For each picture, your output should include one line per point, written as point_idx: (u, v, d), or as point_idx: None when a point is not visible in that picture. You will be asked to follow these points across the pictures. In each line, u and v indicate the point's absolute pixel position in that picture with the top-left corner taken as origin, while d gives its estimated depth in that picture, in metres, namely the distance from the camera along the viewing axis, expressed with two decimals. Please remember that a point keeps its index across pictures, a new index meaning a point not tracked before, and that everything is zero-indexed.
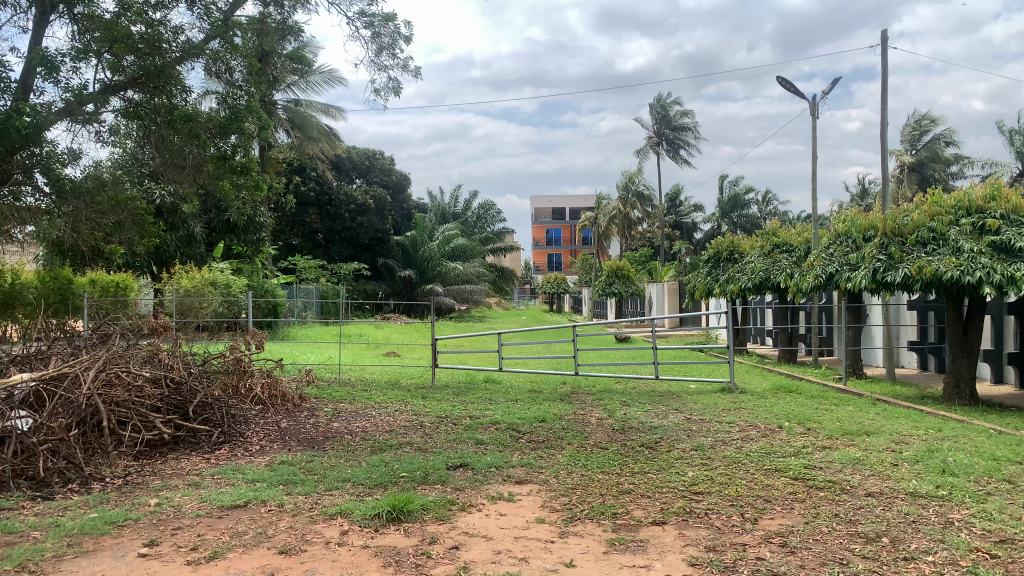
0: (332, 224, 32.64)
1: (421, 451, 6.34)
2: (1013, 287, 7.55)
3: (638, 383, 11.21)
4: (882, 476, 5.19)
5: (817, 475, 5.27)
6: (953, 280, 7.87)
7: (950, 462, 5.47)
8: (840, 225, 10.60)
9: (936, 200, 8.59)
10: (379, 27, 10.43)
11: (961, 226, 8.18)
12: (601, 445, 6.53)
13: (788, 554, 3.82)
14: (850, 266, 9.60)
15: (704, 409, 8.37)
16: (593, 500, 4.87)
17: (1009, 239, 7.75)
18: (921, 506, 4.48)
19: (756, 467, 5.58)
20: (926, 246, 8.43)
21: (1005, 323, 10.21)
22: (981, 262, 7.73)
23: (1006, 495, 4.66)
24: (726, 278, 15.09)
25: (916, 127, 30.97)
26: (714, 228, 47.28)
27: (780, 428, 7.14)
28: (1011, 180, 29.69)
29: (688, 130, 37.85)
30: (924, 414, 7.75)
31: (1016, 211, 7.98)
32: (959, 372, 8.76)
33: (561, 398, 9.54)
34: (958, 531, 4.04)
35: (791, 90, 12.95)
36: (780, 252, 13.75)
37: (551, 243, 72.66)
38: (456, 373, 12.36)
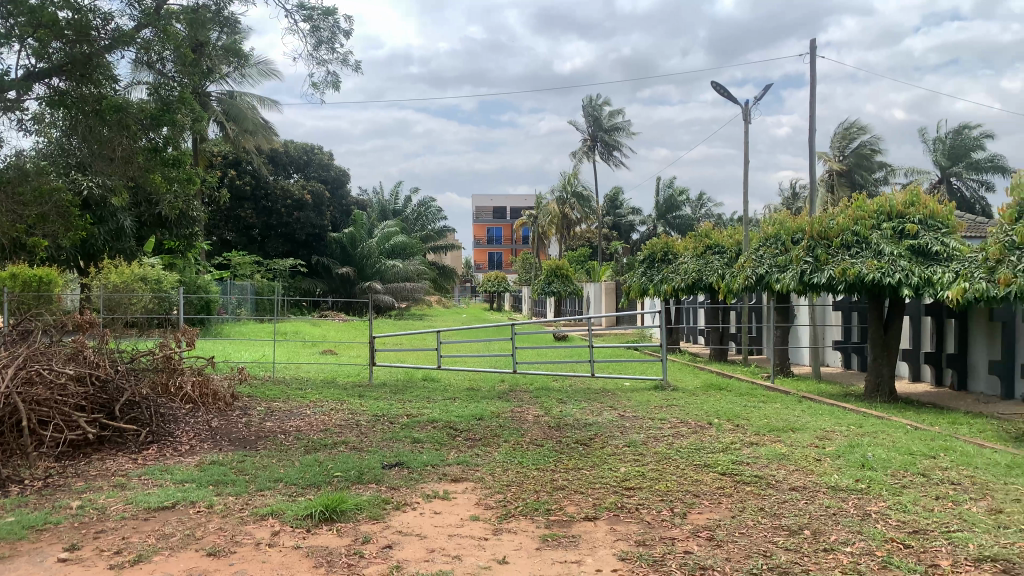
0: (268, 219, 32.06)
1: (356, 450, 6.31)
2: (929, 289, 7.91)
3: (574, 381, 11.36)
4: (805, 471, 5.37)
5: (745, 470, 5.42)
6: (875, 281, 8.18)
7: (870, 457, 5.69)
8: (769, 227, 10.92)
9: (859, 204, 8.91)
10: (319, 21, 10.28)
11: (882, 230, 8.51)
12: (537, 442, 6.59)
13: (714, 547, 3.93)
14: (779, 267, 9.87)
15: (638, 406, 8.52)
16: (528, 496, 4.92)
17: (925, 243, 8.11)
18: (842, 499, 4.66)
19: (686, 462, 5.72)
20: (849, 249, 8.73)
21: (923, 324, 10.62)
22: (900, 265, 8.07)
23: (920, 487, 4.88)
24: (660, 278, 15.38)
25: (844, 135, 32.03)
26: (651, 230, 48.00)
27: (709, 424, 7.33)
28: (930, 188, 30.99)
29: (622, 130, 38.26)
30: (846, 411, 8.05)
31: (932, 217, 8.37)
32: (879, 371, 9.09)
33: (499, 396, 9.59)
34: (874, 522, 4.21)
35: (725, 96, 13.24)
36: (713, 253, 14.04)
37: (492, 242, 72.78)
38: (393, 371, 12.31)
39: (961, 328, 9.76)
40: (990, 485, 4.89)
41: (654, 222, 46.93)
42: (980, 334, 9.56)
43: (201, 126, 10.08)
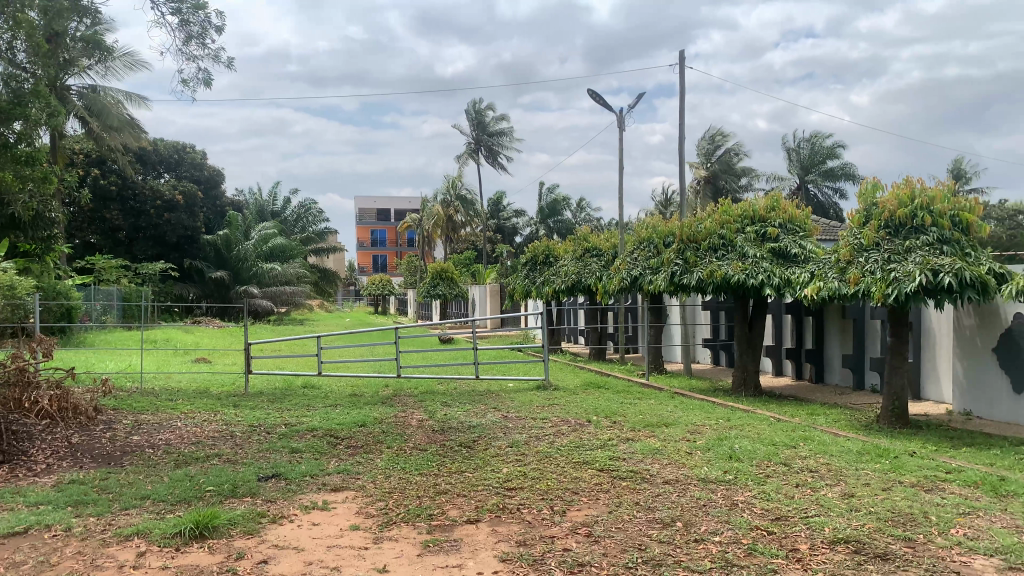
0: (135, 221, 30.27)
1: (231, 462, 6.07)
2: (788, 289, 8.43)
3: (459, 384, 11.37)
4: (677, 464, 5.60)
5: (621, 466, 5.59)
6: (741, 282, 8.62)
7: (736, 448, 5.99)
8: (642, 230, 11.30)
9: (725, 209, 9.37)
10: (188, 15, 9.84)
11: (746, 233, 8.99)
12: (419, 447, 6.55)
13: (592, 543, 4.03)
14: (652, 269, 10.25)
15: (520, 407, 8.62)
16: (410, 503, 4.89)
17: (785, 246, 8.64)
18: (712, 490, 4.89)
19: (566, 461, 5.83)
20: (716, 251, 9.17)
21: (783, 321, 11.27)
22: (763, 266, 8.55)
23: (781, 476, 5.18)
24: (542, 280, 15.62)
25: (710, 143, 33.60)
26: (533, 233, 48.63)
27: (589, 422, 7.52)
28: (789, 194, 32.92)
29: (506, 135, 38.64)
30: (715, 406, 8.44)
31: (791, 221, 8.92)
32: (745, 367, 9.58)
33: (382, 401, 9.46)
34: (741, 512, 4.43)
35: (601, 104, 13.62)
36: (591, 256, 14.40)
37: (375, 244, 71.77)
38: (272, 378, 11.92)
39: (818, 324, 10.44)
40: (844, 471, 5.25)
41: (537, 225, 47.63)
42: (834, 330, 10.24)
43: (58, 122, 9.44)
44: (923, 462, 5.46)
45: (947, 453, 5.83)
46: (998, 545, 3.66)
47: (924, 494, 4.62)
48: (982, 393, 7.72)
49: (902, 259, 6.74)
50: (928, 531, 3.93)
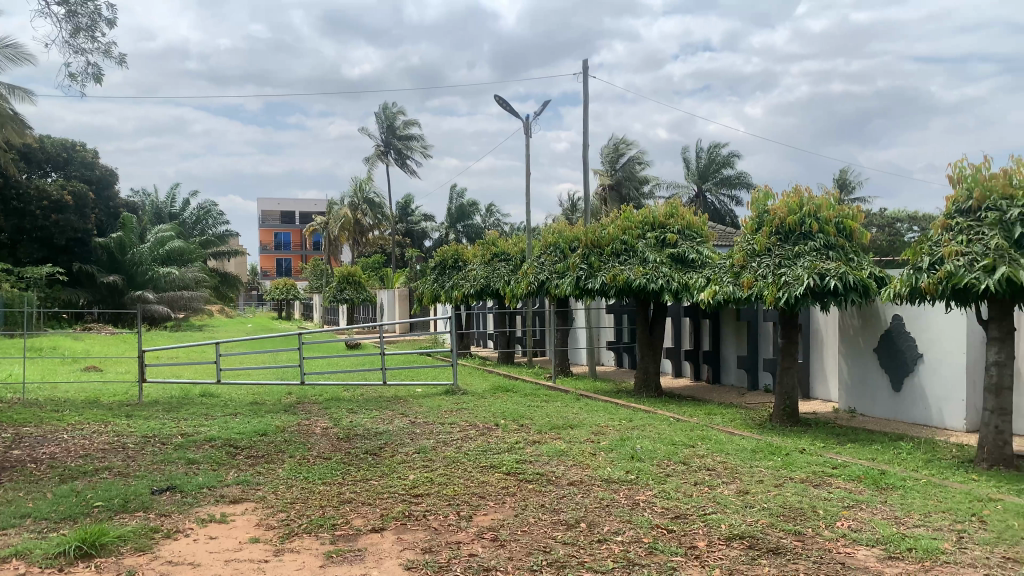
0: (19, 223, 28.11)
1: (122, 475, 5.79)
2: (686, 293, 8.70)
3: (365, 390, 11.21)
4: (582, 466, 5.69)
5: (528, 469, 5.63)
6: (642, 286, 8.84)
7: (638, 449, 6.13)
8: (548, 235, 11.45)
9: (627, 215, 9.60)
10: (75, 5, 9.35)
11: (647, 239, 9.24)
12: (324, 456, 6.42)
13: (497, 548, 4.04)
14: (558, 273, 10.38)
15: (428, 412, 8.57)
16: (313, 513, 4.78)
17: (683, 251, 8.93)
18: (615, 490, 4.98)
19: (473, 465, 5.83)
20: (619, 256, 9.38)
21: (683, 324, 11.60)
22: (662, 271, 8.80)
23: (681, 475, 5.34)
24: (450, 285, 15.59)
25: (613, 150, 34.32)
26: (442, 237, 48.48)
27: (496, 426, 7.55)
28: (688, 201, 33.99)
29: (415, 139, 38.42)
30: (619, 407, 8.61)
31: (688, 228, 9.23)
32: (646, 369, 9.82)
33: (285, 409, 9.22)
34: (642, 511, 4.54)
35: (508, 110, 13.71)
36: (499, 260, 14.47)
37: (280, 248, 69.98)
38: (168, 387, 11.43)
39: (715, 327, 10.80)
40: (739, 469, 5.45)
41: (445, 230, 47.52)
42: (730, 332, 10.62)
43: None
44: (812, 458, 5.73)
45: (833, 449, 6.13)
46: (879, 536, 3.88)
47: (812, 489, 4.85)
48: (864, 390, 8.16)
49: (791, 263, 7.08)
50: (816, 524, 4.12)
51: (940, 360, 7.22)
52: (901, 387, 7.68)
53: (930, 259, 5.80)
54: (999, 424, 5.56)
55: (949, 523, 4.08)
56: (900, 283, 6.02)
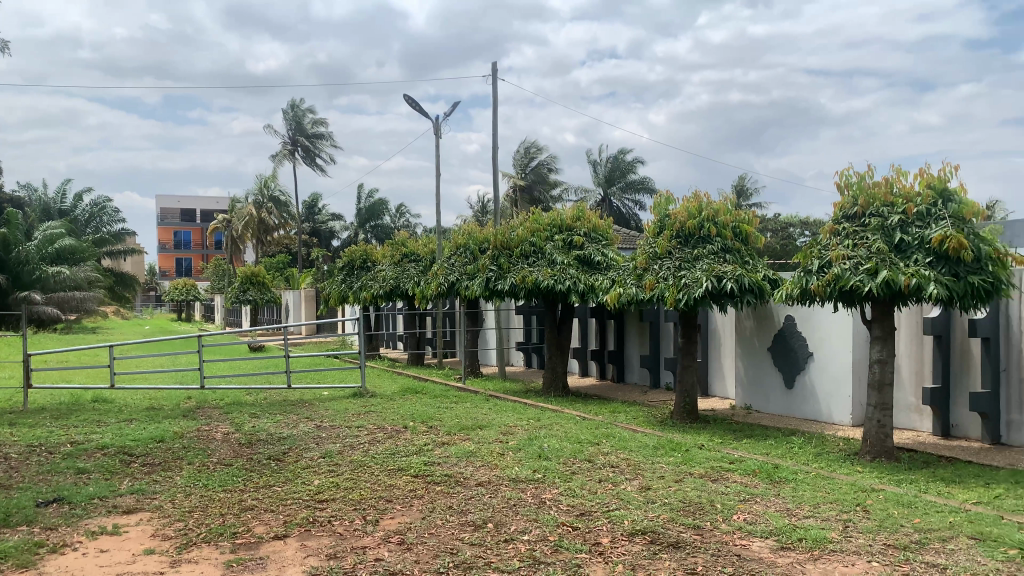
0: None
1: (4, 488, 5.46)
2: (592, 294, 8.87)
3: (270, 393, 10.92)
4: (490, 466, 5.72)
5: (436, 470, 5.62)
6: (549, 287, 8.95)
7: (545, 448, 6.21)
8: (458, 236, 11.45)
9: (535, 218, 9.70)
10: None
11: (554, 241, 9.36)
12: (225, 462, 6.23)
13: (404, 551, 4.02)
14: (468, 275, 10.40)
15: (335, 416, 8.43)
16: (212, 521, 4.63)
17: (589, 253, 9.10)
18: (522, 490, 5.03)
19: (380, 468, 5.78)
20: (528, 258, 9.46)
21: (589, 325, 11.81)
22: (570, 273, 8.94)
23: (586, 472, 5.44)
24: (359, 285, 15.39)
25: (524, 154, 34.61)
26: (351, 237, 47.75)
27: (404, 428, 7.50)
28: (595, 205, 34.60)
29: (324, 138, 37.77)
30: (527, 407, 8.69)
31: (594, 231, 9.42)
32: (554, 369, 9.95)
33: (184, 414, 8.89)
34: (548, 509, 4.60)
35: (418, 110, 13.63)
36: (409, 261, 14.38)
37: (180, 247, 67.38)
38: (57, 393, 10.84)
39: (619, 327, 11.05)
40: (642, 465, 5.60)
41: (354, 230, 46.84)
42: (634, 333, 10.88)
43: None
44: (710, 454, 5.94)
45: (731, 445, 6.37)
46: (771, 527, 4.05)
47: (710, 484, 5.03)
48: (759, 388, 8.50)
49: (691, 266, 7.31)
50: (714, 518, 4.27)
51: (828, 358, 7.60)
52: (792, 384, 8.04)
53: (819, 262, 6.11)
54: (880, 418, 5.89)
55: (836, 513, 4.30)
56: (791, 285, 6.31)
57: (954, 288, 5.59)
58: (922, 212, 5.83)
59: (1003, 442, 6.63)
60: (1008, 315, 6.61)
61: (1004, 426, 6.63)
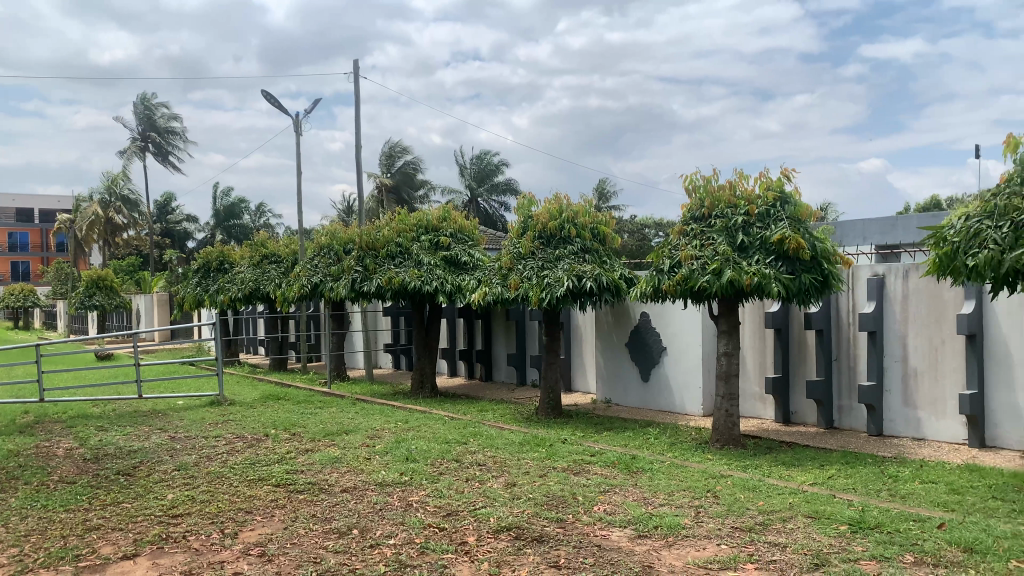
0: None
1: None
2: (459, 295, 8.94)
3: (119, 404, 10.27)
4: (355, 471, 5.63)
5: (298, 479, 5.47)
6: (416, 288, 8.92)
7: (412, 450, 6.18)
8: (321, 236, 11.18)
9: (401, 218, 9.63)
10: None
11: (421, 242, 9.35)
12: (67, 480, 5.81)
13: (265, 563, 3.89)
14: (332, 276, 10.19)
15: (191, 426, 8.04)
16: (52, 545, 4.31)
17: (456, 254, 9.18)
18: (388, 494, 4.99)
19: (240, 479, 5.56)
20: (394, 259, 9.37)
21: (457, 325, 11.84)
22: (436, 274, 8.96)
23: (453, 472, 5.46)
24: (216, 288, 14.73)
25: (388, 154, 34.25)
26: (208, 238, 45.62)
27: (266, 436, 7.25)
28: (460, 206, 34.66)
29: (177, 133, 35.90)
30: (394, 409, 8.62)
31: (461, 231, 9.51)
32: (422, 369, 9.91)
33: (20, 430, 8.21)
34: (415, 512, 4.59)
35: (276, 106, 13.18)
36: (270, 263, 13.93)
37: (15, 249, 62.11)
38: None
39: (486, 326, 11.14)
40: (507, 462, 5.68)
41: (212, 230, 44.76)
42: (501, 331, 11.02)
43: None
44: (573, 448, 6.10)
45: (593, 439, 6.58)
46: (630, 516, 4.22)
47: (573, 477, 5.17)
48: (619, 382, 8.82)
49: (554, 266, 7.49)
50: (576, 510, 4.40)
51: (681, 352, 7.99)
52: (649, 377, 8.38)
53: (670, 262, 6.40)
54: (728, 407, 6.26)
55: (689, 499, 4.53)
56: (646, 284, 6.58)
57: (791, 285, 6.02)
58: (763, 214, 6.24)
59: (835, 426, 7.20)
60: (837, 308, 7.19)
61: (836, 410, 7.20)
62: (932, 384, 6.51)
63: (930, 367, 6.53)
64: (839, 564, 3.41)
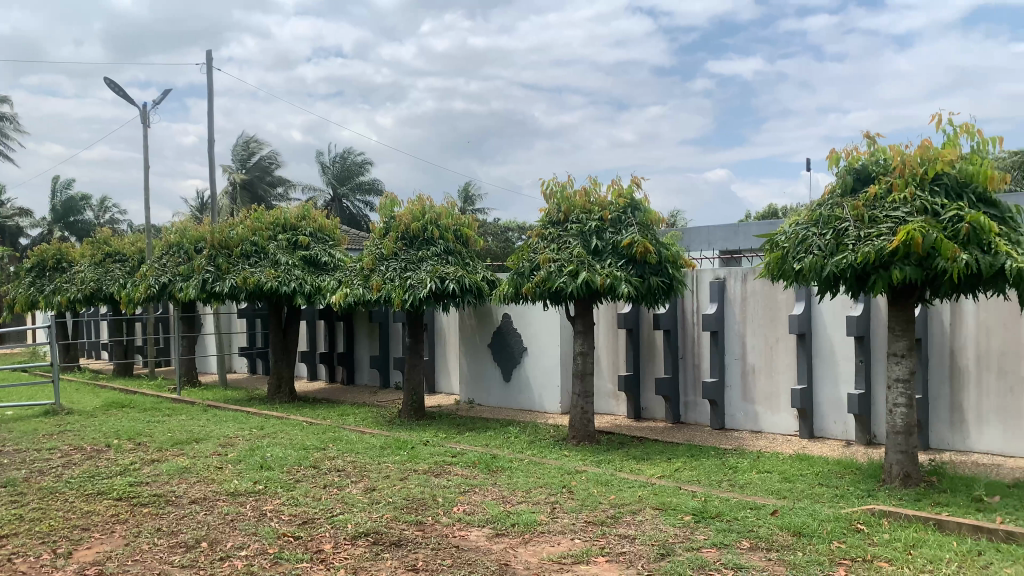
0: None
1: None
2: (319, 295, 8.82)
3: None
4: (206, 481, 5.38)
5: (142, 491, 5.16)
6: (273, 289, 8.65)
7: (268, 457, 5.98)
8: (169, 234, 10.58)
9: (256, 216, 9.29)
10: None
11: (278, 241, 9.10)
12: None
13: None
14: (182, 276, 9.68)
15: (20, 438, 7.41)
16: None
17: (316, 254, 9.06)
18: (240, 503, 4.80)
19: (76, 494, 5.18)
20: (249, 258, 9.02)
21: (317, 327, 11.56)
22: (295, 274, 8.76)
23: (311, 479, 5.32)
24: (51, 289, 13.65)
25: (244, 150, 32.99)
26: (44, 235, 42.20)
27: (107, 447, 6.80)
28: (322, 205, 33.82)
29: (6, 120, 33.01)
30: (250, 415, 8.31)
31: (320, 231, 9.40)
32: (280, 372, 9.60)
33: None
34: (269, 521, 4.43)
35: (121, 95, 12.37)
36: (113, 262, 13.07)
37: None
38: None
39: (348, 328, 10.95)
40: (367, 466, 5.61)
41: (48, 227, 41.43)
42: (363, 333, 10.86)
43: None
44: (434, 449, 6.10)
45: (454, 440, 6.60)
46: (488, 516, 4.27)
47: (433, 479, 5.17)
48: (481, 383, 8.89)
49: (416, 267, 7.47)
50: (435, 512, 4.40)
51: (541, 352, 8.16)
52: (510, 377, 8.51)
53: (529, 265, 6.52)
54: (584, 405, 6.45)
55: (546, 496, 4.64)
56: (505, 285, 6.68)
57: (641, 287, 6.31)
58: (615, 219, 6.51)
59: (682, 421, 7.58)
60: (683, 309, 7.57)
61: (682, 406, 7.57)
62: (767, 380, 6.98)
63: (765, 364, 7.00)
64: (683, 553, 3.59)
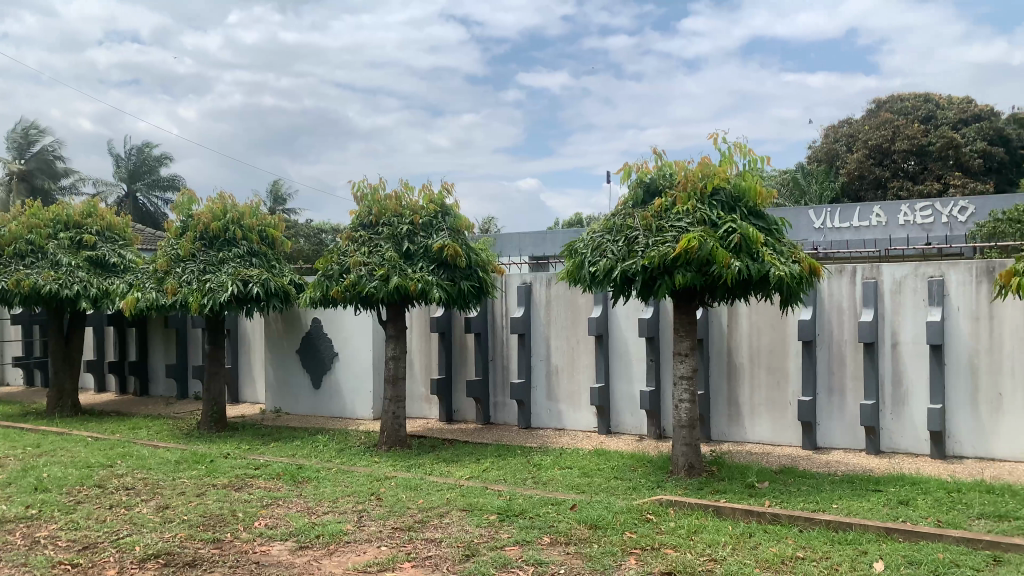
0: None
1: None
2: (107, 300, 8.16)
3: None
4: None
5: None
6: (52, 293, 7.87)
7: (44, 478, 5.42)
8: None
9: (32, 211, 8.40)
10: None
11: (59, 240, 8.29)
12: None
13: None
14: None
15: None
16: None
17: (103, 254, 8.39)
18: (7, 532, 4.31)
19: None
20: (23, 258, 8.13)
21: (106, 334, 10.67)
22: (79, 276, 8.03)
23: (94, 500, 4.88)
24: None
25: (22, 136, 29.79)
26: None
27: None
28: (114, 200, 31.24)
29: None
30: (23, 433, 7.49)
31: (109, 229, 8.70)
32: (61, 385, 8.75)
33: None
34: (41, 549, 4.01)
35: None
36: None
37: None
38: None
39: (141, 335, 10.18)
40: (160, 483, 5.23)
41: None
42: (158, 340, 10.16)
43: None
44: (235, 462, 5.81)
45: (257, 451, 6.32)
46: (291, 529, 4.12)
47: (233, 494, 4.91)
48: (288, 391, 8.58)
49: (217, 270, 7.09)
50: (235, 528, 4.19)
51: (352, 357, 8.03)
52: (319, 384, 8.29)
53: (338, 268, 6.39)
54: (395, 410, 6.41)
55: (352, 504, 4.55)
56: (313, 289, 6.48)
57: (451, 291, 6.36)
58: (426, 223, 6.52)
59: (491, 422, 7.73)
60: (492, 314, 7.73)
61: (491, 407, 7.73)
62: (570, 380, 7.28)
63: (568, 364, 7.30)
64: (487, 553, 3.65)
